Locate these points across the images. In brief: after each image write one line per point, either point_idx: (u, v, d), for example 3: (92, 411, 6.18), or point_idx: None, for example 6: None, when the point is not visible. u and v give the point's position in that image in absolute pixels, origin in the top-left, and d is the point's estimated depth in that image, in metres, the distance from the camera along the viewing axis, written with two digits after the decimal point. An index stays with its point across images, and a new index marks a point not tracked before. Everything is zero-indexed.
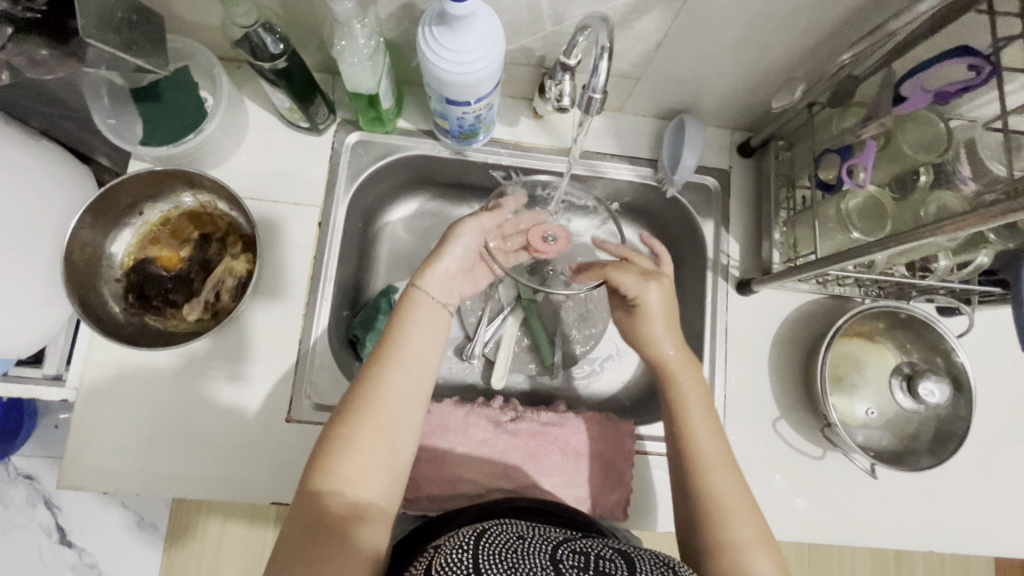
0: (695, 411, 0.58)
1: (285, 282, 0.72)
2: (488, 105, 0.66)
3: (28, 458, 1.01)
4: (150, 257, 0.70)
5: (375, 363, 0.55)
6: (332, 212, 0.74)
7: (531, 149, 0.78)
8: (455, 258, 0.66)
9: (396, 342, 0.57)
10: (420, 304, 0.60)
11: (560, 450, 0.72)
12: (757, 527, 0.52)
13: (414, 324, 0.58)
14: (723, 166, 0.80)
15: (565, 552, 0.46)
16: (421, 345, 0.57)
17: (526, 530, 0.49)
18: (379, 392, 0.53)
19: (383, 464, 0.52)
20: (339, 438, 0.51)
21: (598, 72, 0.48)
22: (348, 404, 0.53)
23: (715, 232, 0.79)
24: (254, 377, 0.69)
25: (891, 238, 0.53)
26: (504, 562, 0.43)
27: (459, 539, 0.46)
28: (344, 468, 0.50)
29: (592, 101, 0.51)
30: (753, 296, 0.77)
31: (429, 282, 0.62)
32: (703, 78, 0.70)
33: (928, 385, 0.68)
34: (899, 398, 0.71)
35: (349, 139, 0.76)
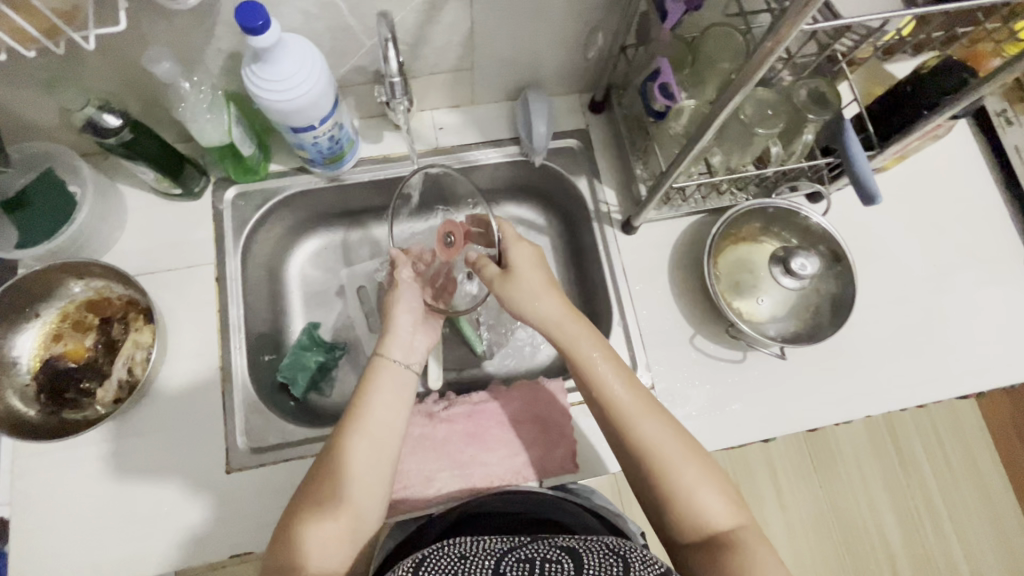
0: (645, 428, 0.58)
1: (195, 342, 0.73)
2: (337, 125, 0.71)
3: None
4: (56, 354, 0.70)
5: (340, 438, 0.60)
6: (226, 266, 0.77)
7: (400, 158, 0.83)
8: (404, 321, 0.70)
9: (359, 416, 0.61)
10: (384, 373, 0.64)
11: (499, 423, 0.74)
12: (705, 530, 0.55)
13: (380, 393, 0.63)
14: (580, 127, 0.86)
15: (510, 563, 0.48)
16: (385, 416, 0.62)
17: (469, 547, 0.51)
18: (345, 464, 0.58)
19: (346, 534, 0.56)
20: (301, 511, 0.56)
21: (391, 60, 0.56)
22: (316, 480, 0.57)
23: (590, 186, 0.84)
24: (185, 441, 0.70)
25: (697, 133, 0.58)
26: None
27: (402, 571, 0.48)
28: (309, 539, 0.55)
29: (395, 84, 0.58)
30: (639, 232, 0.82)
31: (393, 348, 0.67)
32: (528, 54, 0.76)
33: (800, 260, 0.74)
34: (782, 281, 0.75)
35: (228, 195, 0.79)
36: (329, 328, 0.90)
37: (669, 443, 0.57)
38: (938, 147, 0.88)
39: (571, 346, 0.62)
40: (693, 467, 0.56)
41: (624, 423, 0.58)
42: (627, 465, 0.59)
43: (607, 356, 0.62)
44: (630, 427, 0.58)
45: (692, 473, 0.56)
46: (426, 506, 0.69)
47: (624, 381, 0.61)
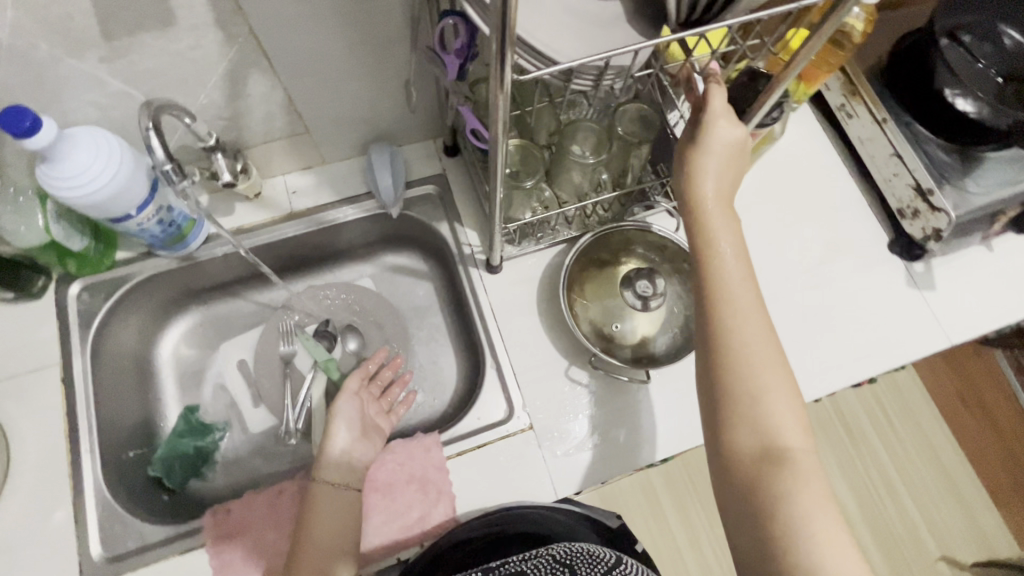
0: (746, 326, 0.52)
1: (41, 451, 0.70)
2: (164, 207, 0.69)
3: None
4: None
5: (294, 571, 0.61)
6: (73, 364, 0.73)
7: (254, 228, 0.82)
8: (343, 434, 0.72)
9: (307, 546, 0.62)
10: (327, 498, 0.65)
11: (374, 488, 0.71)
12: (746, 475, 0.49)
13: (323, 517, 0.64)
14: (436, 172, 0.86)
15: None
16: (332, 536, 0.63)
17: None
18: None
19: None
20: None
21: (154, 149, 0.55)
22: None
23: (451, 230, 0.84)
24: (33, 560, 0.65)
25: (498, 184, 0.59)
26: None
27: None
28: None
29: (168, 171, 0.58)
30: (505, 270, 0.81)
31: (329, 469, 0.68)
32: (360, 112, 0.76)
33: (643, 282, 0.73)
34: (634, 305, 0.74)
35: (72, 291, 0.76)
36: (209, 408, 0.87)
37: (767, 343, 0.52)
38: (786, 144, 0.91)
39: (708, 224, 0.55)
40: (785, 393, 0.51)
41: (720, 326, 0.52)
42: (705, 368, 0.53)
43: (739, 255, 0.54)
44: (729, 330, 0.52)
45: (779, 401, 0.51)
46: None
47: (742, 286, 0.54)
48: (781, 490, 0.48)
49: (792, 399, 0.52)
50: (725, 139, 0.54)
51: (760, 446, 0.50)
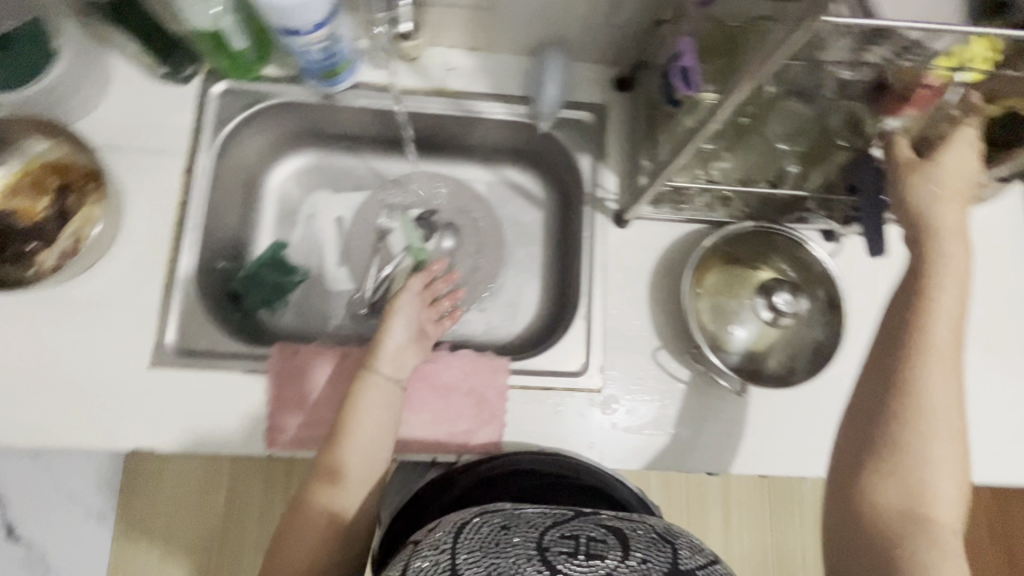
0: (939, 386, 0.48)
1: (149, 230, 0.71)
2: (333, 35, 0.66)
3: None
4: (12, 209, 0.69)
5: (332, 446, 0.60)
6: (197, 159, 0.74)
7: (402, 91, 0.78)
8: (399, 332, 0.69)
9: (348, 427, 0.61)
10: (373, 388, 0.64)
11: (431, 386, 0.71)
12: (880, 531, 0.46)
13: (368, 402, 0.63)
14: (598, 101, 0.79)
15: (553, 537, 0.45)
16: (375, 424, 0.62)
17: (510, 519, 0.48)
18: (335, 469, 0.59)
19: (335, 534, 0.56)
20: (293, 514, 0.56)
21: None
22: (309, 486, 0.58)
23: (591, 167, 0.78)
24: (116, 323, 0.69)
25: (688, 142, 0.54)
26: (481, 564, 0.43)
27: (438, 538, 0.47)
28: (303, 544, 0.55)
29: None
30: (631, 228, 0.76)
31: (383, 359, 0.66)
32: (554, 7, 0.70)
33: (783, 295, 0.69)
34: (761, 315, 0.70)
35: (215, 89, 0.76)
36: (296, 250, 0.87)
37: (952, 409, 0.48)
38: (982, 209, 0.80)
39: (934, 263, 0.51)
40: (949, 469, 0.47)
41: (913, 374, 0.48)
42: (871, 408, 0.50)
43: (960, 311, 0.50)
44: (924, 381, 0.48)
45: (944, 472, 0.47)
46: None
47: (949, 340, 0.49)
48: (923, 557, 0.44)
49: (954, 477, 0.48)
50: (954, 167, 0.54)
51: (907, 509, 0.46)
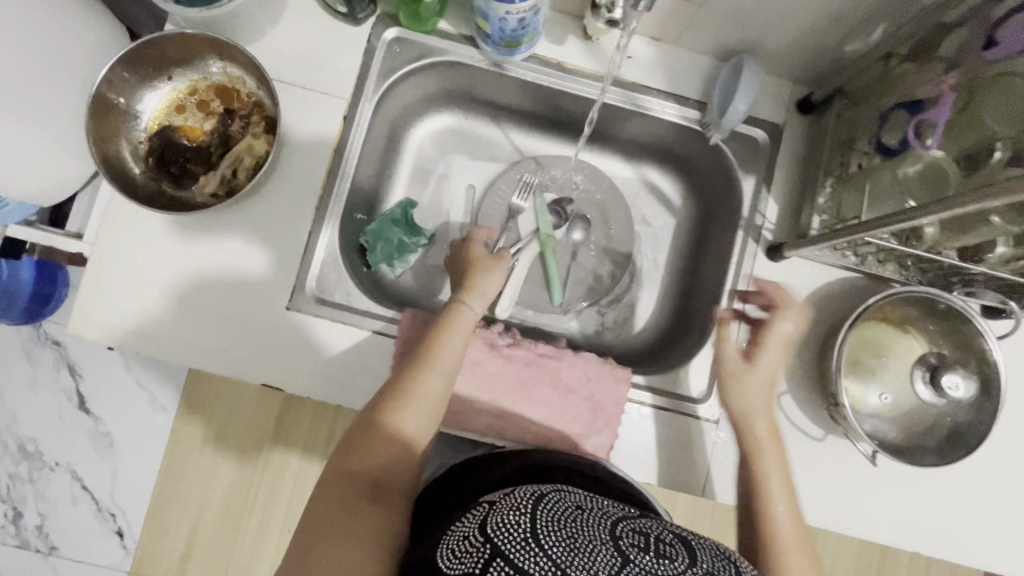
0: None
1: (301, 171, 0.70)
2: (534, 8, 0.62)
3: (57, 326, 1.17)
4: (174, 125, 0.69)
5: (415, 370, 0.57)
6: (359, 107, 0.72)
7: (574, 72, 0.74)
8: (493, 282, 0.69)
9: (432, 355, 0.59)
10: (464, 319, 0.63)
11: (552, 384, 0.70)
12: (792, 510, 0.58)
13: (455, 338, 0.61)
14: (776, 121, 0.74)
15: (625, 530, 0.46)
16: (456, 356, 0.60)
17: (583, 501, 0.50)
18: (416, 391, 0.56)
19: (409, 454, 0.54)
20: (368, 427, 0.54)
21: None
22: (389, 398, 0.55)
23: (754, 190, 0.74)
24: (259, 259, 0.69)
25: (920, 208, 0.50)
26: (560, 534, 0.44)
27: (517, 500, 0.48)
28: (377, 453, 0.53)
29: None
30: (782, 264, 0.73)
31: (475, 301, 0.66)
32: (768, 14, 0.64)
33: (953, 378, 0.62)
34: (919, 390, 0.67)
35: (386, 36, 0.73)
36: (423, 210, 0.86)
37: None
38: None
39: None
40: None
41: None
42: None
43: None
44: None
45: None
46: (450, 427, 0.68)
47: None
48: None
49: None
50: None
51: None
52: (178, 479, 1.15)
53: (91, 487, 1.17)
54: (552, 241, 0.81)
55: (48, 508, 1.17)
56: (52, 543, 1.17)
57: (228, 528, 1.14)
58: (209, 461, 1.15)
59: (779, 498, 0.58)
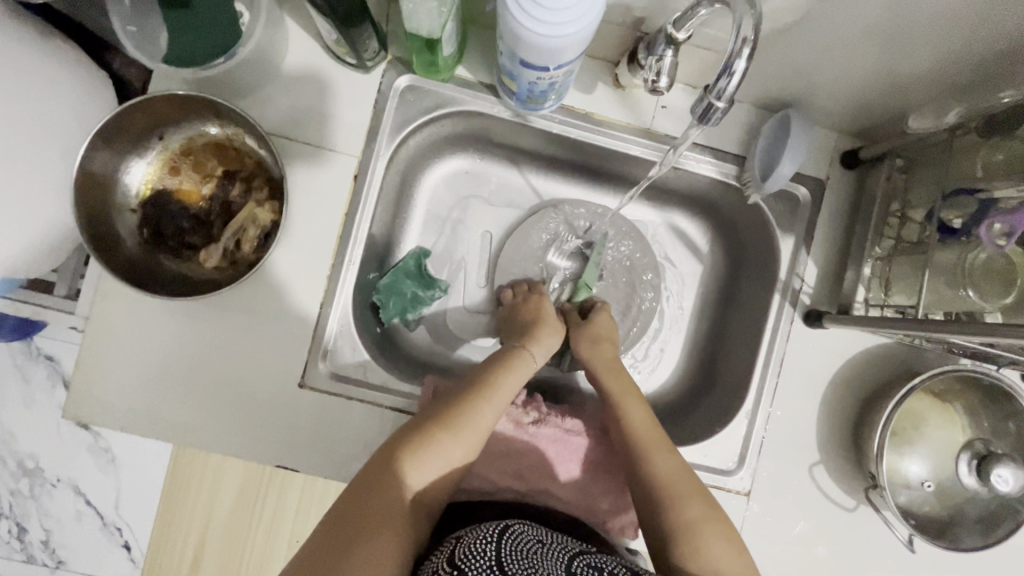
0: None
1: (309, 236, 0.65)
2: (568, 72, 0.55)
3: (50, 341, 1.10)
4: (168, 190, 0.63)
5: (475, 398, 0.59)
6: (370, 165, 0.66)
7: (604, 123, 0.68)
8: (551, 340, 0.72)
9: (494, 387, 0.61)
10: (525, 361, 0.66)
11: (580, 461, 0.68)
12: (703, 505, 0.56)
13: (517, 377, 0.63)
14: (819, 176, 0.69)
15: (580, 565, 0.52)
16: (512, 394, 0.62)
17: (544, 536, 0.56)
18: (474, 421, 0.58)
19: (448, 479, 0.56)
20: (427, 439, 0.55)
21: (734, 73, 0.40)
22: (443, 418, 0.57)
23: (793, 251, 0.70)
24: (267, 335, 0.65)
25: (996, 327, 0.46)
26: (520, 560, 0.50)
27: (483, 532, 0.53)
28: (422, 470, 0.54)
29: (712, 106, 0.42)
30: (820, 330, 0.69)
31: (538, 349, 0.68)
32: (823, 72, 0.58)
33: (1002, 471, 0.58)
34: (963, 474, 0.65)
35: (398, 83, 0.66)
36: (436, 259, 0.81)
37: None
38: None
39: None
40: None
41: None
42: None
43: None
44: None
45: None
46: None
47: None
48: None
49: None
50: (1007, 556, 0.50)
51: None
52: (185, 489, 1.13)
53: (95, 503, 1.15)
54: (587, 289, 0.78)
55: (53, 523, 1.16)
56: (59, 558, 1.16)
57: (235, 534, 1.12)
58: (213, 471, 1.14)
59: (688, 496, 0.57)
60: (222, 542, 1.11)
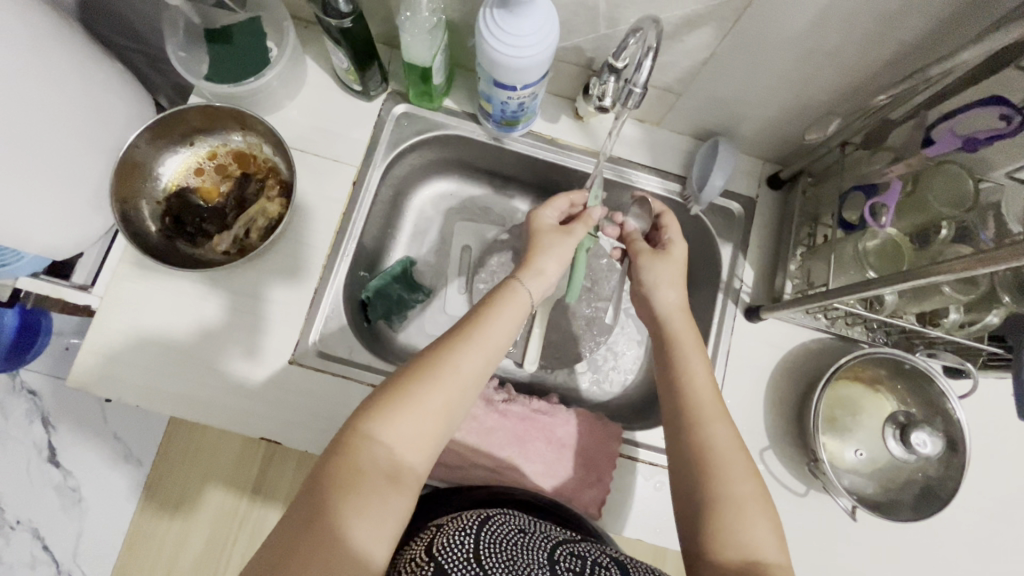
0: None
1: (311, 229, 0.75)
2: (533, 95, 0.69)
3: (32, 374, 1.25)
4: (191, 186, 0.74)
5: (459, 341, 0.56)
6: (367, 174, 0.78)
7: (566, 147, 0.81)
8: (552, 264, 0.67)
9: (478, 330, 0.57)
10: (514, 298, 0.62)
11: (546, 439, 0.73)
12: (754, 484, 0.55)
13: (505, 316, 0.60)
14: (749, 194, 0.82)
15: (563, 554, 0.53)
16: (501, 338, 0.59)
17: (528, 526, 0.56)
18: (454, 365, 0.54)
19: (439, 430, 0.52)
20: (406, 392, 0.51)
21: (641, 69, 0.52)
22: (425, 363, 0.54)
23: (732, 256, 0.80)
24: (267, 314, 0.72)
25: (893, 277, 0.56)
26: (502, 555, 0.50)
27: (464, 521, 0.53)
28: (403, 423, 0.50)
29: (633, 94, 0.55)
30: (760, 324, 0.78)
31: (531, 281, 0.65)
32: (739, 104, 0.72)
33: (921, 436, 0.68)
34: (890, 445, 0.71)
35: (396, 110, 0.80)
36: (422, 267, 0.90)
37: None
38: None
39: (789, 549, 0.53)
40: None
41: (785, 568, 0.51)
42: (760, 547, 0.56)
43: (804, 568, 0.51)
44: None
45: None
46: (448, 482, 0.70)
47: None
48: None
49: None
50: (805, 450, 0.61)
51: None
52: (159, 519, 1.17)
53: (51, 548, 1.21)
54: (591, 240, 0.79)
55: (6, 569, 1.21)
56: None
57: None
58: (182, 514, 1.17)
59: (739, 474, 0.55)
60: None
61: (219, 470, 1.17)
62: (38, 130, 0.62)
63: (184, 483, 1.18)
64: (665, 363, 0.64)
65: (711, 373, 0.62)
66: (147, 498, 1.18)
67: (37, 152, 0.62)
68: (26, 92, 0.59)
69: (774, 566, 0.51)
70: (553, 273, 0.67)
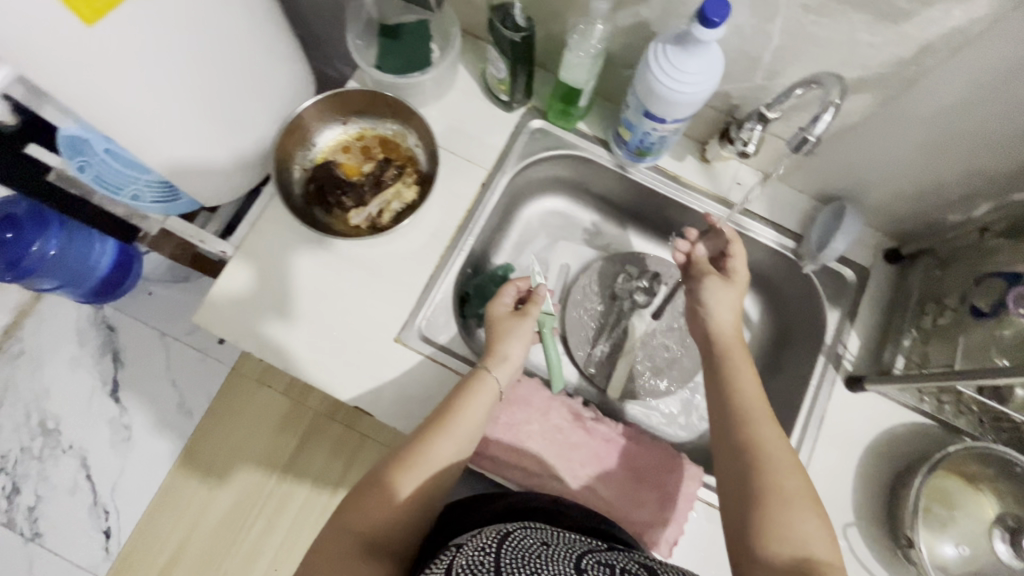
0: None
1: (434, 219, 0.78)
2: (675, 131, 0.71)
3: (115, 311, 1.32)
4: (337, 161, 0.79)
5: (428, 434, 0.60)
6: (496, 177, 0.81)
7: (687, 186, 0.83)
8: (517, 348, 0.69)
9: (451, 420, 0.61)
10: (481, 387, 0.65)
11: (625, 466, 0.72)
12: (800, 481, 0.54)
13: (472, 404, 0.63)
14: (865, 264, 0.81)
15: (590, 563, 0.51)
16: (470, 425, 0.62)
17: (551, 538, 0.55)
18: (426, 458, 0.59)
19: (409, 517, 0.57)
20: (376, 484, 0.57)
21: (820, 121, 0.56)
22: (395, 456, 0.59)
23: (838, 322, 0.79)
24: (379, 292, 0.75)
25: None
26: (524, 564, 0.48)
27: (481, 541, 0.52)
28: (371, 513, 0.55)
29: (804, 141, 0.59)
30: (860, 395, 0.76)
31: (498, 369, 0.67)
32: (875, 173, 0.73)
33: None
34: (999, 548, 0.68)
35: (532, 124, 0.84)
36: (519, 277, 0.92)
37: None
38: None
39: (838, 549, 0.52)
40: None
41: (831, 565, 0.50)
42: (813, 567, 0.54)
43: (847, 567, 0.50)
44: None
45: None
46: (522, 486, 0.70)
47: None
48: None
49: None
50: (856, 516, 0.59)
51: None
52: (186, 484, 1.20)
53: (94, 478, 1.23)
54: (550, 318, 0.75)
55: (47, 490, 1.23)
56: (38, 530, 1.21)
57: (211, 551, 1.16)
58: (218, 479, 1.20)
59: (786, 469, 0.55)
60: (198, 554, 1.16)
61: (247, 452, 1.21)
62: (228, 87, 0.68)
63: (218, 454, 1.21)
64: (715, 375, 0.65)
65: (758, 381, 0.63)
66: (194, 451, 1.22)
67: (221, 105, 0.69)
68: (231, 53, 0.66)
69: (823, 563, 0.50)
70: (520, 356, 0.69)
